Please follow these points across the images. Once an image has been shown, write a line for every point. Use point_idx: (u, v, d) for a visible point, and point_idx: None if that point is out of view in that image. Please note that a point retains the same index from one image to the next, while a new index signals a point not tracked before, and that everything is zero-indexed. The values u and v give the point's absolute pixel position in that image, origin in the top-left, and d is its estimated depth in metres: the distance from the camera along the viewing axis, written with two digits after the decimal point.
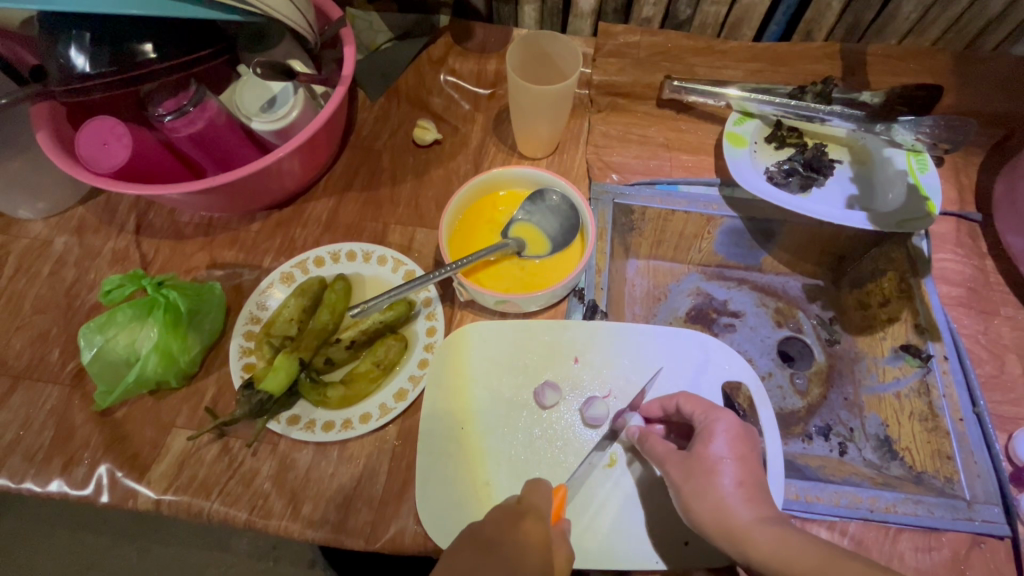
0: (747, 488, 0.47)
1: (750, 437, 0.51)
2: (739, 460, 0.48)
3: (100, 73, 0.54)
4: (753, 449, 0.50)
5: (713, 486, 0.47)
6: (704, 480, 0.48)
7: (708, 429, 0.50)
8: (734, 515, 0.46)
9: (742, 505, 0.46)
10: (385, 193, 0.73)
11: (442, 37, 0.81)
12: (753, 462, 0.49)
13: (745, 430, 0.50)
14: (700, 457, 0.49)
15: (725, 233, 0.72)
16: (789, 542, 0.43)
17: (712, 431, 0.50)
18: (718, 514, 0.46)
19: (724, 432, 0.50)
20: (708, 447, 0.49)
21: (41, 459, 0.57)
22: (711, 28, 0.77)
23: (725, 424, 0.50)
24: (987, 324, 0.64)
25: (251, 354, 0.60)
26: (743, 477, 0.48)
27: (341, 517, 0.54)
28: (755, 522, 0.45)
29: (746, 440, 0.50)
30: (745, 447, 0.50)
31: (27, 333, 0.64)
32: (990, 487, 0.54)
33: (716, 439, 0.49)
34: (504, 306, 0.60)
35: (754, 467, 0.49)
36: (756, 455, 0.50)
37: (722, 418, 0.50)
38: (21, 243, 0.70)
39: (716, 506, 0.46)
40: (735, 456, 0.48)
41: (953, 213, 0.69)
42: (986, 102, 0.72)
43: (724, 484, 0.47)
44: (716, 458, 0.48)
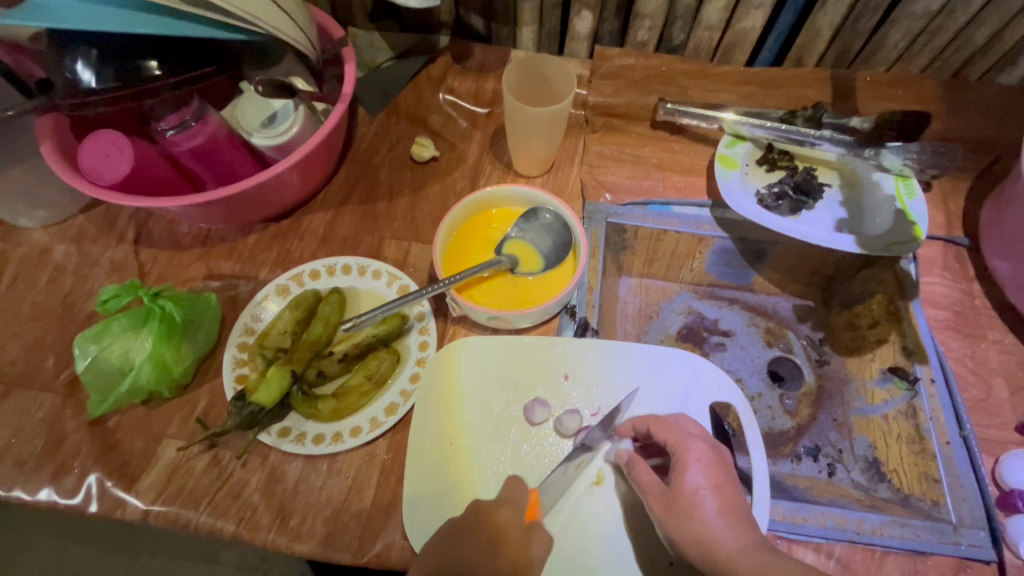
0: (726, 516, 0.48)
1: (725, 463, 0.52)
2: (715, 487, 0.49)
3: (106, 88, 0.55)
4: (729, 474, 0.51)
5: (694, 517, 0.48)
6: (686, 512, 0.48)
7: (683, 459, 0.50)
8: (718, 546, 0.46)
9: (724, 535, 0.47)
10: (382, 207, 0.74)
11: (442, 56, 0.82)
12: (731, 488, 0.50)
13: (717, 455, 0.51)
14: (680, 489, 0.49)
15: (717, 253, 0.73)
16: (770, 567, 0.44)
17: (688, 461, 0.50)
18: (702, 546, 0.47)
19: (698, 460, 0.50)
20: (685, 478, 0.50)
21: (31, 467, 0.58)
22: (704, 52, 0.79)
23: (699, 452, 0.51)
24: (974, 348, 0.64)
25: (245, 365, 0.61)
26: (721, 505, 0.49)
27: (329, 531, 0.54)
28: (743, 551, 0.46)
29: (720, 466, 0.51)
30: (720, 475, 0.50)
31: (22, 340, 0.65)
32: (976, 511, 0.54)
33: (692, 469, 0.50)
34: (496, 322, 0.61)
35: (731, 493, 0.50)
36: (732, 481, 0.51)
37: (694, 445, 0.51)
38: (20, 251, 0.71)
39: (698, 538, 0.47)
40: (712, 485, 0.49)
41: (941, 237, 0.70)
42: (972, 130, 0.74)
43: (706, 517, 0.48)
44: (694, 490, 0.49)
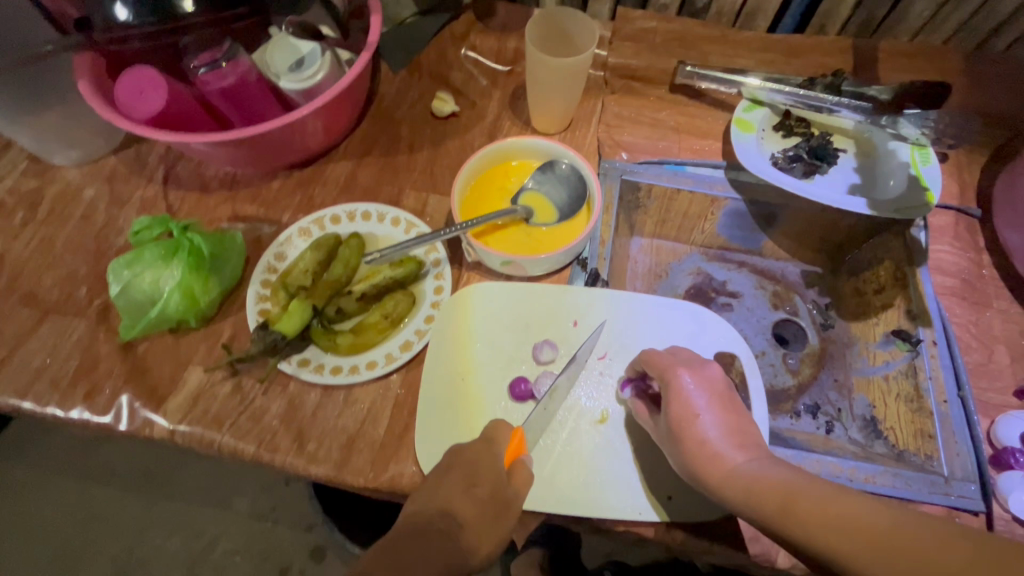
0: (718, 436, 0.49)
1: (715, 385, 0.52)
2: (705, 409, 0.50)
3: (142, 23, 0.58)
4: (722, 396, 0.51)
5: (684, 442, 0.49)
6: (678, 439, 0.50)
7: (671, 389, 0.52)
8: (706, 466, 0.47)
9: (714, 455, 0.47)
10: (401, 159, 0.75)
11: (466, 13, 0.83)
12: (728, 409, 0.50)
13: (710, 380, 0.52)
14: (670, 418, 0.51)
15: (729, 215, 0.74)
16: (769, 475, 0.44)
17: (675, 391, 0.51)
18: (696, 468, 0.48)
19: (685, 386, 0.51)
20: (673, 406, 0.51)
21: (66, 386, 0.61)
22: (727, 17, 0.79)
23: (687, 380, 0.51)
24: (979, 315, 0.65)
25: (268, 300, 0.64)
26: (712, 426, 0.49)
27: (344, 456, 0.57)
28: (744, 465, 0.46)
29: (716, 390, 0.51)
30: (716, 398, 0.51)
31: (56, 271, 0.68)
32: (969, 466, 0.56)
33: (679, 397, 0.51)
34: (509, 268, 0.63)
35: (724, 413, 0.50)
36: (725, 402, 0.51)
37: (683, 375, 0.52)
38: (54, 188, 0.74)
39: (695, 456, 0.48)
40: (704, 408, 0.50)
41: (953, 207, 0.71)
42: (991, 103, 0.74)
43: (701, 437, 0.48)
44: (681, 416, 0.50)
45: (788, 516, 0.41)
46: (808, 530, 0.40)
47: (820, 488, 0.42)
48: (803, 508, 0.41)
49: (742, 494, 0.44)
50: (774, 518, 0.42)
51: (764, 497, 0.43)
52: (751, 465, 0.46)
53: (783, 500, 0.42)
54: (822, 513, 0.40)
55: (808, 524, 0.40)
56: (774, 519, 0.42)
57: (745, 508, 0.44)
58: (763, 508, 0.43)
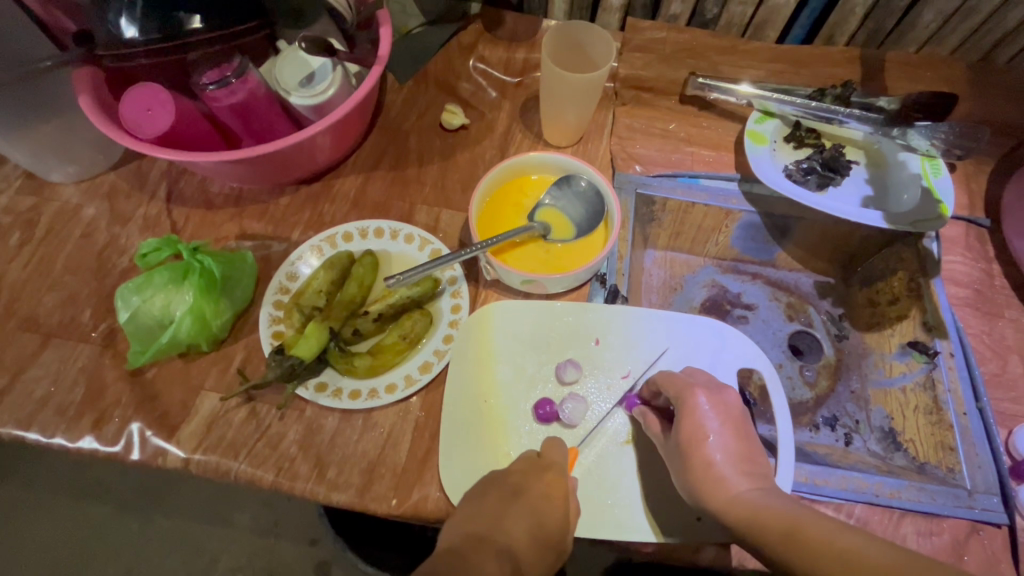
0: (727, 460, 0.49)
1: (730, 409, 0.51)
2: (717, 432, 0.49)
3: (148, 38, 0.55)
4: (735, 420, 0.51)
5: (691, 462, 0.49)
6: (685, 459, 0.49)
7: (686, 408, 0.51)
8: (713, 488, 0.47)
9: (720, 477, 0.48)
10: (412, 173, 0.74)
11: (473, 23, 0.82)
12: (738, 435, 0.50)
13: (725, 403, 0.51)
14: (680, 436, 0.50)
15: (743, 227, 0.75)
16: (770, 507, 0.45)
17: (690, 410, 0.51)
18: (701, 488, 0.48)
19: (701, 408, 0.50)
20: (686, 425, 0.50)
21: (72, 415, 0.59)
22: (736, 27, 0.79)
23: (702, 401, 0.51)
24: (992, 325, 0.66)
25: (281, 322, 0.62)
26: (723, 450, 0.49)
27: (366, 482, 0.56)
28: (748, 493, 0.47)
29: (729, 415, 0.51)
30: (728, 423, 0.50)
31: (57, 293, 0.66)
32: (990, 478, 0.57)
33: (693, 417, 0.50)
34: (529, 286, 0.62)
35: (735, 438, 0.50)
36: (738, 427, 0.50)
37: (699, 396, 0.51)
38: (52, 206, 0.71)
39: (701, 479, 0.48)
40: (716, 432, 0.49)
41: (964, 218, 0.71)
42: (998, 113, 0.75)
43: (709, 461, 0.48)
44: (693, 436, 0.50)
45: (793, 547, 0.42)
46: (811, 561, 0.41)
47: (822, 523, 0.43)
48: (806, 539, 0.42)
49: (746, 521, 0.45)
50: (778, 548, 0.43)
51: (769, 526, 0.43)
52: (756, 494, 0.46)
53: (788, 531, 0.43)
54: (826, 546, 0.41)
55: (812, 554, 0.41)
56: (778, 549, 0.43)
57: (745, 534, 0.45)
58: (766, 537, 0.43)
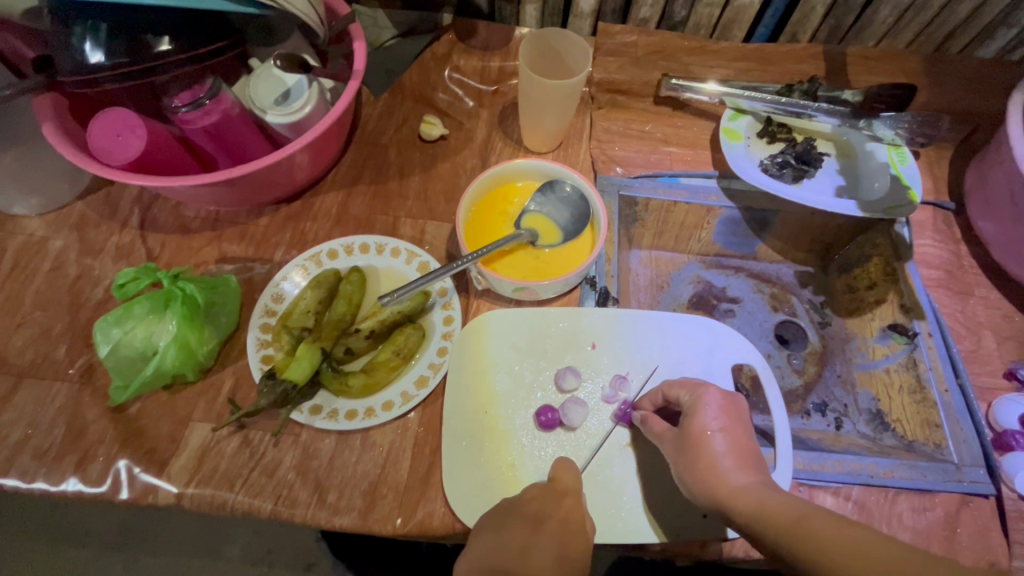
0: (732, 455, 0.50)
1: (739, 409, 0.53)
2: (725, 429, 0.51)
3: (114, 62, 0.53)
4: (741, 420, 0.53)
5: (697, 456, 0.50)
6: (692, 452, 0.50)
7: (696, 404, 0.53)
8: (720, 479, 0.48)
9: (726, 471, 0.49)
10: (393, 186, 0.73)
11: (446, 34, 0.82)
12: (740, 433, 0.51)
13: (732, 401, 0.53)
14: (689, 430, 0.51)
15: (724, 223, 0.76)
16: (773, 498, 0.46)
17: (699, 405, 0.52)
18: (707, 479, 0.49)
19: (709, 404, 0.52)
20: (695, 419, 0.51)
21: (52, 457, 0.56)
22: (704, 28, 0.81)
23: (712, 398, 0.52)
24: (964, 304, 0.68)
25: (269, 346, 0.60)
26: (728, 445, 0.50)
27: (367, 502, 0.55)
28: (749, 487, 0.48)
29: (734, 413, 0.52)
30: (733, 420, 0.52)
31: (28, 331, 0.63)
32: (975, 451, 0.59)
33: (702, 412, 0.52)
34: (521, 293, 0.62)
35: (740, 435, 0.51)
36: (744, 427, 0.52)
37: (709, 393, 0.53)
38: (16, 239, 0.68)
39: (705, 472, 0.49)
40: (721, 427, 0.51)
41: (930, 202, 0.74)
42: (954, 100, 0.78)
43: (714, 455, 0.50)
44: (702, 430, 0.51)
45: (803, 538, 0.42)
46: (820, 551, 0.41)
47: (827, 516, 0.44)
48: (814, 531, 0.42)
49: (752, 512, 0.45)
50: (784, 539, 0.43)
51: (776, 518, 0.44)
52: (760, 488, 0.47)
53: (797, 522, 0.43)
54: (837, 536, 0.41)
55: (822, 546, 0.41)
56: (785, 541, 0.43)
57: (749, 525, 0.45)
58: (772, 528, 0.44)
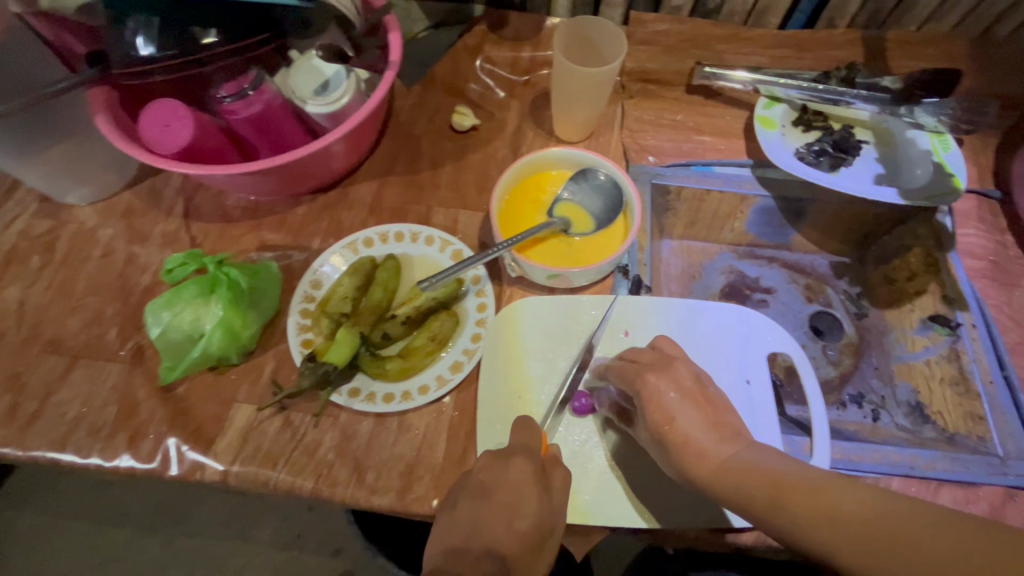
0: (704, 430, 0.48)
1: (678, 381, 0.51)
2: (679, 406, 0.49)
3: (165, 54, 0.56)
4: (701, 392, 0.51)
5: (668, 443, 0.48)
6: (663, 439, 0.49)
7: (647, 383, 0.51)
8: (698, 461, 0.47)
9: (707, 447, 0.47)
10: (426, 176, 0.74)
11: (478, 25, 0.83)
12: (699, 402, 0.50)
13: (668, 372, 0.51)
14: (648, 416, 0.50)
15: (758, 212, 0.76)
16: (753, 473, 0.44)
17: (653, 383, 0.51)
18: (685, 466, 0.47)
19: (648, 391, 0.50)
20: (646, 405, 0.50)
21: (106, 434, 0.59)
22: (739, 15, 0.80)
23: (660, 378, 0.51)
24: (1010, 295, 0.66)
25: (308, 330, 0.62)
26: (694, 421, 0.48)
27: (404, 483, 0.56)
28: (731, 463, 0.46)
29: (693, 386, 0.51)
30: (685, 395, 0.50)
31: (82, 314, 0.66)
32: (1021, 445, 0.58)
33: (648, 399, 0.50)
34: (555, 281, 0.63)
35: (702, 410, 0.49)
36: (704, 398, 0.50)
37: (647, 378, 0.51)
38: (69, 228, 0.71)
39: (683, 460, 0.47)
40: (676, 406, 0.49)
41: (974, 191, 0.72)
42: (1002, 85, 0.75)
43: (686, 437, 0.48)
44: (657, 406, 0.49)
45: (803, 507, 0.41)
46: (822, 523, 0.40)
47: (812, 476, 0.42)
48: (825, 500, 0.40)
49: (736, 493, 0.44)
50: (774, 515, 0.42)
51: (764, 486, 0.43)
52: (745, 459, 0.45)
53: (778, 495, 0.42)
54: (817, 504, 0.40)
55: (823, 515, 0.40)
56: (783, 513, 0.42)
57: (739, 506, 0.44)
58: (758, 507, 0.43)
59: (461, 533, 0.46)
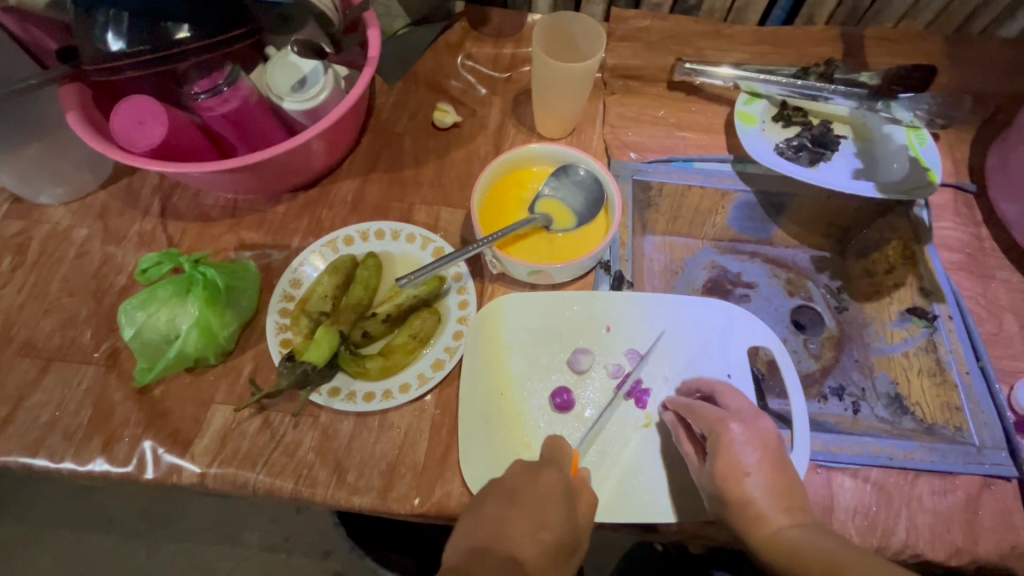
0: (759, 494, 0.48)
1: (762, 437, 0.51)
2: (755, 468, 0.49)
3: (136, 50, 0.55)
4: (768, 449, 0.50)
5: (727, 502, 0.48)
6: (721, 497, 0.49)
7: (720, 443, 0.51)
8: (750, 526, 0.47)
9: (762, 511, 0.47)
10: (408, 173, 0.74)
11: (459, 22, 0.82)
12: (770, 460, 0.50)
13: (752, 427, 0.51)
14: (716, 472, 0.50)
15: (739, 208, 0.76)
16: (803, 545, 0.45)
17: (727, 444, 0.50)
18: (741, 527, 0.48)
19: (736, 441, 0.50)
20: (720, 462, 0.50)
21: (80, 438, 0.58)
22: (719, 12, 0.80)
23: (739, 436, 0.50)
24: (985, 287, 0.67)
25: (287, 330, 0.61)
26: (761, 484, 0.49)
27: (386, 482, 0.56)
28: (782, 530, 0.46)
29: (759, 441, 0.51)
30: (763, 449, 0.50)
31: (56, 316, 0.64)
32: (996, 434, 0.58)
33: (726, 452, 0.50)
34: (537, 277, 0.62)
35: (773, 471, 0.49)
36: (776, 459, 0.50)
37: (733, 430, 0.51)
38: (42, 228, 0.70)
39: (738, 521, 0.48)
40: (751, 464, 0.49)
41: (951, 184, 0.73)
42: (976, 81, 0.76)
43: (746, 497, 0.48)
44: (730, 471, 0.49)
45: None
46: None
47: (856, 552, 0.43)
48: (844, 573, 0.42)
49: (787, 561, 0.45)
50: None
51: (810, 566, 0.43)
52: (795, 531, 0.46)
53: (827, 566, 0.43)
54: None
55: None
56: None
57: (790, 573, 0.44)
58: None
59: (487, 534, 0.45)
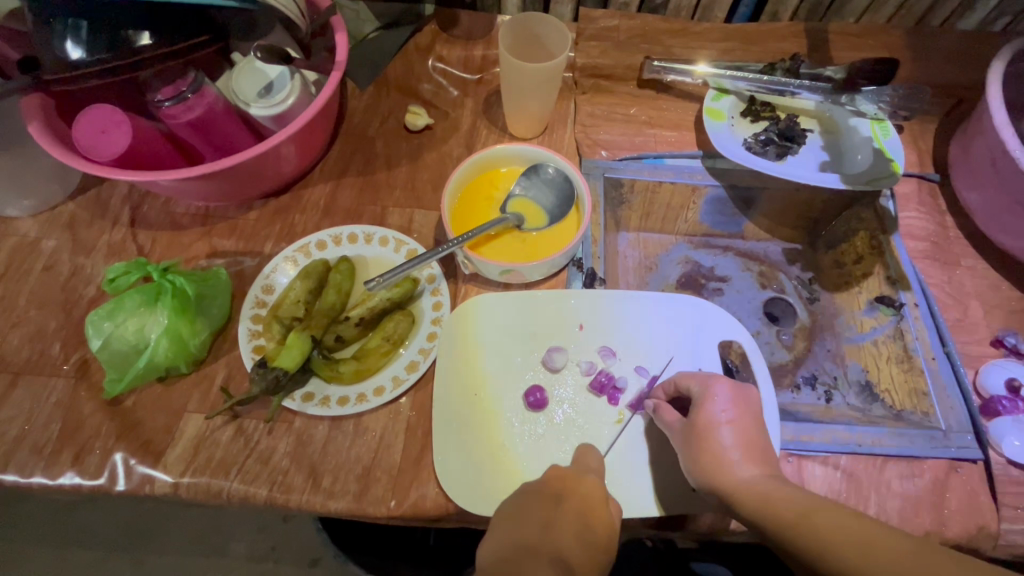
0: (739, 448, 0.50)
1: (749, 402, 0.53)
2: (733, 422, 0.51)
3: (95, 58, 0.54)
4: (752, 412, 0.53)
5: (703, 448, 0.50)
6: (698, 443, 0.51)
7: (705, 395, 0.53)
8: (724, 471, 0.49)
9: (735, 463, 0.49)
10: (381, 176, 0.74)
11: (429, 25, 0.83)
12: (748, 422, 0.52)
13: (740, 389, 0.54)
14: (697, 422, 0.52)
15: (710, 203, 0.77)
16: (775, 492, 0.46)
17: (709, 397, 0.53)
18: (712, 471, 0.49)
19: (719, 397, 0.53)
20: (703, 411, 0.52)
21: (50, 452, 0.57)
22: (685, 10, 0.81)
23: (722, 391, 0.53)
24: (951, 274, 0.69)
25: (260, 336, 0.61)
26: (737, 438, 0.51)
27: (361, 486, 0.56)
28: (753, 479, 0.48)
29: (743, 401, 0.53)
30: (744, 409, 0.52)
31: (24, 329, 0.64)
32: (962, 418, 0.59)
33: (709, 404, 0.52)
34: (508, 276, 0.63)
35: (749, 428, 0.52)
36: (753, 420, 0.52)
37: (718, 385, 0.53)
38: (9, 241, 0.69)
39: (709, 467, 0.49)
40: (729, 418, 0.51)
41: (915, 174, 0.74)
42: (937, 73, 0.78)
43: (722, 447, 0.50)
44: (710, 421, 0.51)
45: (807, 528, 0.43)
46: (824, 545, 0.42)
47: (836, 511, 0.44)
48: (821, 523, 0.43)
49: (757, 505, 0.46)
50: (789, 531, 0.44)
51: (782, 509, 0.45)
52: (765, 480, 0.48)
53: (802, 516, 0.44)
54: (841, 532, 0.42)
55: (828, 539, 0.42)
56: (788, 532, 0.44)
57: (755, 518, 0.46)
58: (779, 522, 0.44)
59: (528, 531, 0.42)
